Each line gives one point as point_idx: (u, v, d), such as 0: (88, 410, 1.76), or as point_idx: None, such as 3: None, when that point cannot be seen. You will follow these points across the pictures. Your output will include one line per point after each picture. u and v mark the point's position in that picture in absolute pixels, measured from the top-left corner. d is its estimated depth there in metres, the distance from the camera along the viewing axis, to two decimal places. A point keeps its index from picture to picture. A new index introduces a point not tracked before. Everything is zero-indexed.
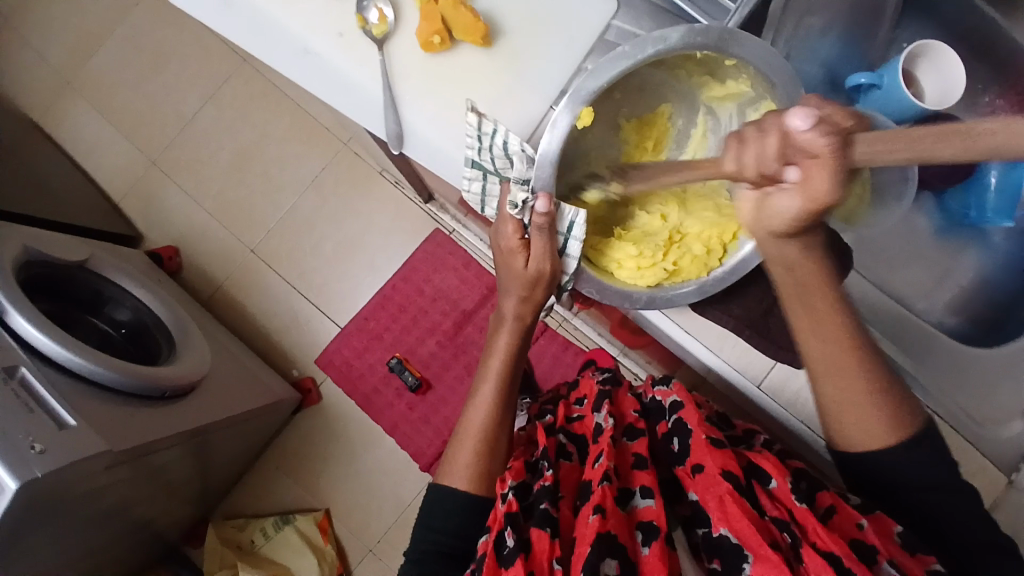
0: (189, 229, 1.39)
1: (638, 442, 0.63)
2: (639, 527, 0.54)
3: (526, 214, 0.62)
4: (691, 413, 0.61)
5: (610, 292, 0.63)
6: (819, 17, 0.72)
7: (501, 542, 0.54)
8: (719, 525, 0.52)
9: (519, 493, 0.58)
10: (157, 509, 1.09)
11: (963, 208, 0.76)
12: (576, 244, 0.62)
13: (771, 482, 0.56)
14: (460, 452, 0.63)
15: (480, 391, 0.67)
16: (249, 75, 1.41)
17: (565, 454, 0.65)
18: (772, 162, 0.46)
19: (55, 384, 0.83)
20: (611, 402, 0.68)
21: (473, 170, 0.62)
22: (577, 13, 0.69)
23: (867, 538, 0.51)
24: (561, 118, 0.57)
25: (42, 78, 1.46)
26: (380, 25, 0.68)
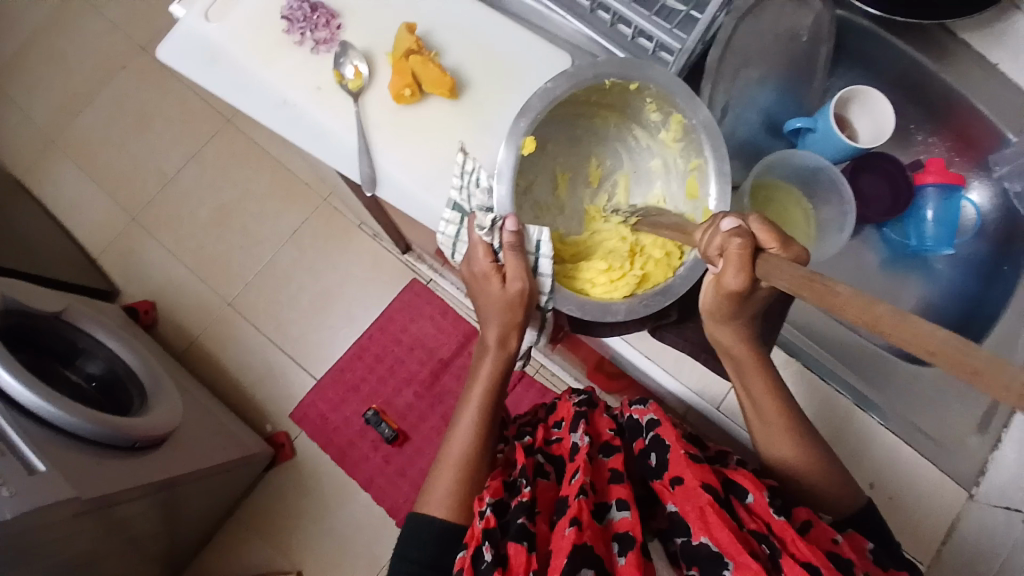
0: (166, 283, 1.41)
1: (614, 459, 0.65)
2: (615, 539, 0.56)
3: (495, 236, 0.65)
4: (668, 429, 0.64)
5: (589, 306, 0.65)
6: (755, 69, 0.76)
7: (479, 557, 0.55)
8: (699, 534, 0.54)
9: (497, 508, 0.59)
10: (124, 568, 1.06)
11: (904, 239, 0.84)
12: (547, 261, 0.65)
13: (748, 496, 0.57)
14: (438, 484, 0.63)
15: (458, 420, 0.68)
16: (231, 135, 1.46)
17: (544, 473, 0.67)
18: None
19: (27, 430, 0.82)
20: (588, 422, 0.71)
21: (453, 212, 0.68)
22: (537, 68, 0.74)
23: (842, 551, 0.54)
24: (506, 149, 0.63)
25: (25, 138, 1.50)
26: (355, 80, 0.73)
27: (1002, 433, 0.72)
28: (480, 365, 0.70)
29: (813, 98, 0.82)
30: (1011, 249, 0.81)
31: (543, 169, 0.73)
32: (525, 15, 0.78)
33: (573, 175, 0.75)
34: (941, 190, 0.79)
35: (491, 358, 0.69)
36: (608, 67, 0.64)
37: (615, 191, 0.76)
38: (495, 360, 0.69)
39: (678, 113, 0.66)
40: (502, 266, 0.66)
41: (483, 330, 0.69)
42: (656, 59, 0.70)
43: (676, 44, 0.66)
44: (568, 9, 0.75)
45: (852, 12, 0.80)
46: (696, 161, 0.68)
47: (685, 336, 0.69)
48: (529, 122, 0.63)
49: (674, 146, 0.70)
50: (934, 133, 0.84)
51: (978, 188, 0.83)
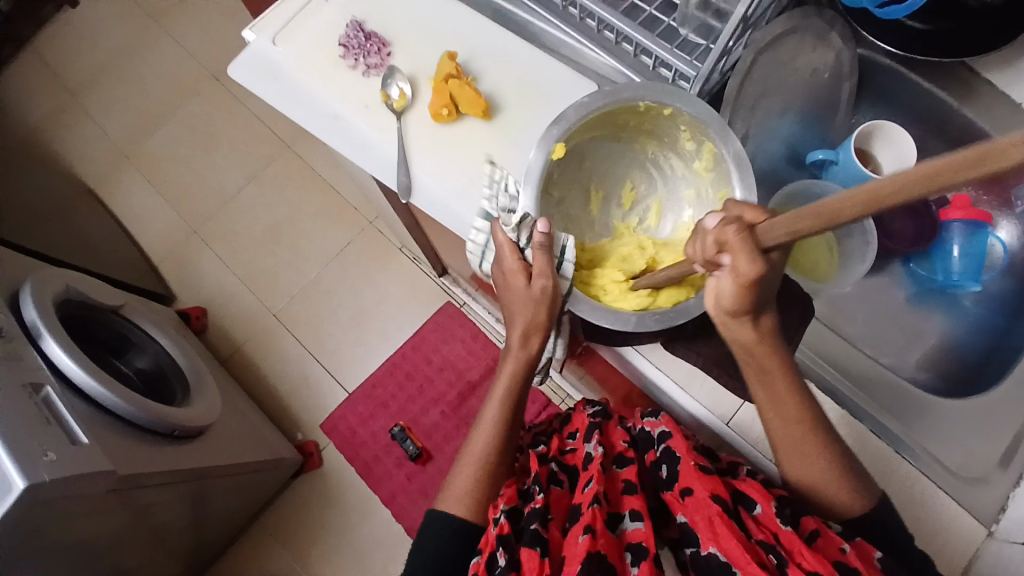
0: (217, 292, 1.50)
1: (627, 469, 0.65)
2: (629, 549, 0.57)
3: (521, 234, 0.67)
4: (679, 442, 0.64)
5: (599, 311, 0.66)
6: (776, 101, 0.80)
7: (494, 562, 0.57)
8: (708, 545, 0.55)
9: (512, 514, 0.61)
10: (148, 556, 1.10)
11: (931, 274, 0.84)
12: (569, 265, 0.68)
13: (756, 507, 0.58)
14: (460, 479, 0.66)
15: (483, 417, 0.70)
16: (290, 159, 1.57)
17: (557, 481, 0.68)
18: (710, 251, 0.54)
19: (75, 407, 0.89)
20: (601, 433, 0.72)
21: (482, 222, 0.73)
22: (567, 95, 0.80)
23: (850, 560, 0.53)
24: (536, 156, 0.67)
25: (106, 154, 1.64)
26: (400, 100, 0.80)
27: None
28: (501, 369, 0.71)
29: (837, 133, 0.86)
30: None
31: (578, 187, 0.76)
32: (558, 48, 0.84)
33: (606, 196, 0.78)
34: (967, 226, 0.79)
35: (515, 358, 0.70)
36: (648, 92, 0.68)
37: (647, 216, 0.79)
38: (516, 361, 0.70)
39: (711, 142, 0.69)
40: (528, 265, 0.68)
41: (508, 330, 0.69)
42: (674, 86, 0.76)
43: (692, 73, 0.71)
44: (597, 44, 0.81)
45: (872, 50, 0.84)
46: (724, 191, 0.70)
47: (698, 351, 0.70)
48: (560, 131, 0.67)
49: (707, 175, 0.72)
50: None
51: (1006, 227, 0.82)
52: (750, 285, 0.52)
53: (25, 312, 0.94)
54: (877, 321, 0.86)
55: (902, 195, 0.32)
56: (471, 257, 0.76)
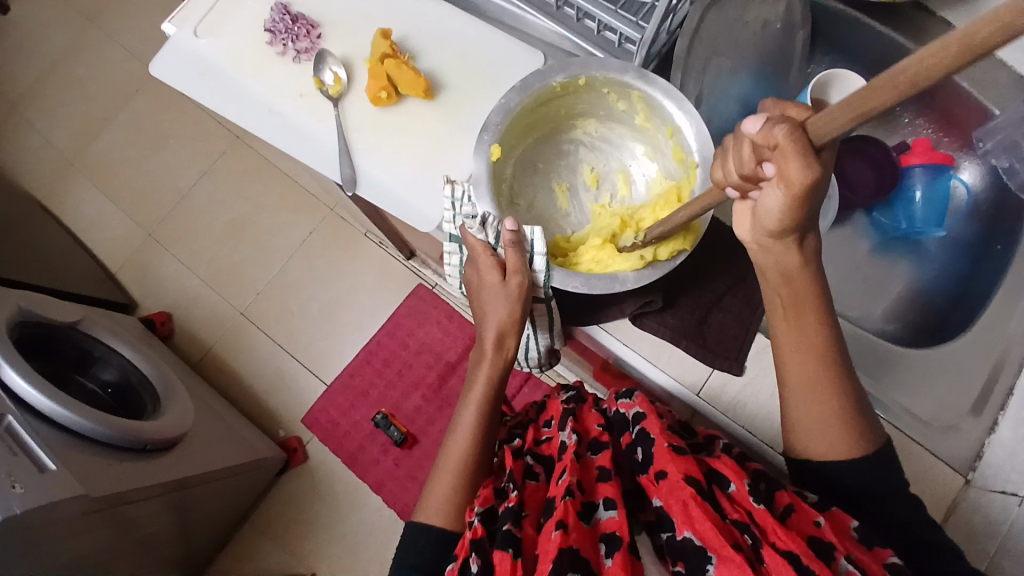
0: (182, 295, 1.46)
1: (602, 456, 0.64)
2: (603, 539, 0.55)
3: (491, 233, 0.65)
4: (653, 422, 0.63)
5: (595, 279, 0.62)
6: (727, 58, 0.78)
7: (466, 569, 0.56)
8: (683, 528, 0.53)
9: (486, 517, 0.60)
10: (138, 569, 1.09)
11: (893, 222, 0.82)
12: (541, 257, 0.65)
13: (731, 486, 0.56)
14: (438, 486, 0.65)
15: (460, 419, 0.68)
16: (243, 151, 1.52)
17: (532, 475, 0.66)
18: (747, 163, 0.47)
19: (40, 433, 0.86)
20: (576, 419, 0.70)
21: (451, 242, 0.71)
22: (513, 69, 0.76)
23: (823, 535, 0.52)
24: (477, 162, 0.65)
25: (50, 162, 1.58)
26: (335, 86, 0.76)
27: (998, 416, 0.69)
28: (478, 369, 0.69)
29: (794, 85, 0.80)
30: (1001, 229, 0.78)
31: (534, 189, 0.74)
32: (500, 18, 0.80)
33: (571, 186, 0.75)
34: (928, 169, 0.79)
35: (489, 362, 0.68)
36: (553, 72, 0.65)
37: (617, 189, 0.75)
38: (492, 364, 0.68)
39: (637, 90, 0.66)
40: (501, 262, 0.66)
41: (482, 332, 0.68)
42: (622, 51, 0.72)
43: (638, 36, 0.68)
44: (539, 9, 0.77)
45: None
46: (671, 130, 0.67)
47: (665, 322, 0.68)
48: (490, 134, 0.65)
49: (651, 125, 0.69)
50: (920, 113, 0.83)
51: (968, 167, 0.82)
52: (805, 193, 0.45)
53: None
54: (843, 276, 0.84)
55: (990, 37, 0.28)
56: (449, 276, 0.73)
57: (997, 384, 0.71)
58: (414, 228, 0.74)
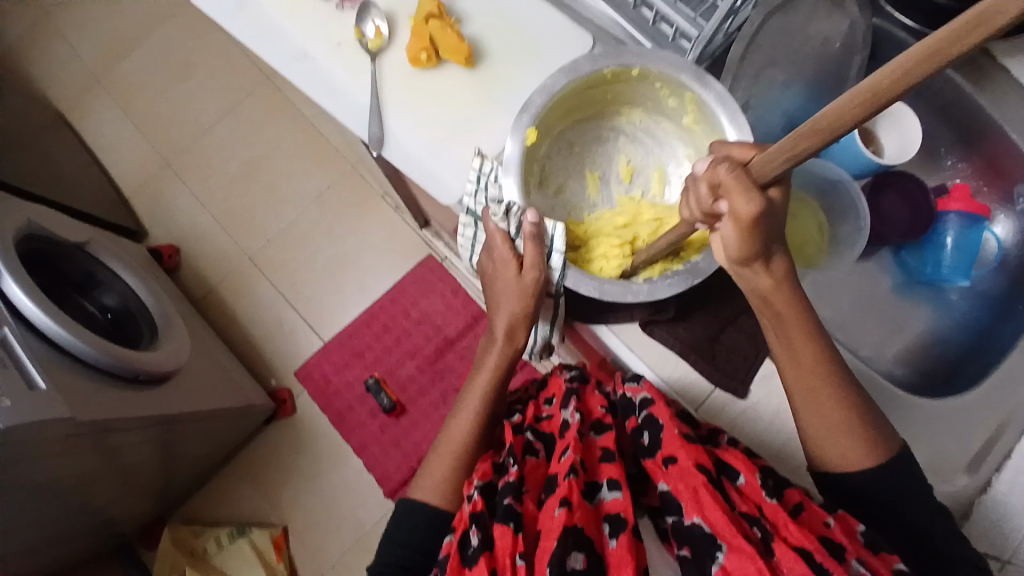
0: (192, 231, 1.45)
1: (605, 437, 0.62)
2: (607, 520, 0.53)
3: (511, 224, 0.64)
4: (662, 409, 0.60)
5: (609, 287, 0.61)
6: (779, 70, 0.75)
7: (466, 542, 0.55)
8: (692, 514, 0.52)
9: (485, 492, 0.59)
10: (116, 495, 1.09)
11: (920, 265, 0.79)
12: (560, 255, 0.64)
13: (739, 477, 0.56)
14: (435, 468, 0.66)
15: (463, 405, 0.69)
16: (270, 94, 1.49)
17: (532, 451, 0.65)
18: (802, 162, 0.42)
19: (34, 349, 0.86)
20: (579, 399, 0.68)
21: (467, 215, 0.69)
22: (559, 46, 0.74)
23: (834, 536, 0.51)
24: (510, 144, 0.63)
25: (77, 78, 1.56)
26: (375, 40, 0.73)
27: (994, 475, 0.68)
28: (486, 359, 0.70)
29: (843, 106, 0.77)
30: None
31: (566, 174, 0.72)
32: None
33: (603, 175, 0.73)
34: (964, 218, 0.75)
35: (499, 349, 0.69)
36: (606, 58, 0.63)
37: (650, 185, 0.72)
38: (501, 354, 0.69)
39: (691, 92, 0.63)
40: (520, 255, 0.65)
41: (495, 320, 0.68)
42: (674, 46, 0.71)
43: (694, 32, 0.66)
44: None
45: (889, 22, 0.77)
46: (718, 139, 0.64)
47: (676, 334, 0.67)
48: (529, 118, 0.63)
49: (698, 129, 0.67)
50: (966, 158, 0.80)
51: (1003, 221, 0.78)
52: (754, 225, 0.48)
53: None
54: (860, 309, 0.81)
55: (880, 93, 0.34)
56: (460, 248, 0.72)
57: (996, 446, 0.69)
58: (438, 200, 0.73)
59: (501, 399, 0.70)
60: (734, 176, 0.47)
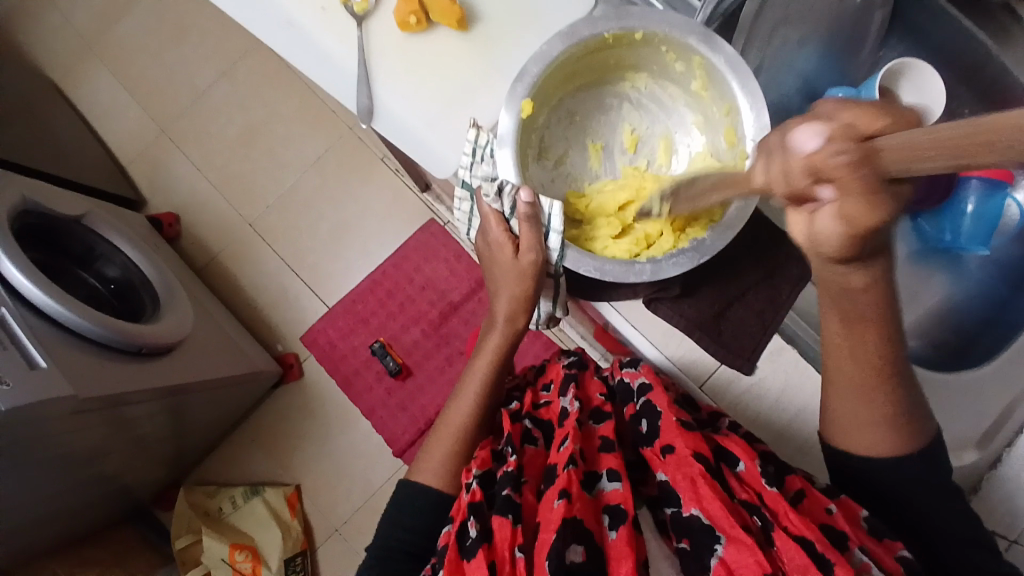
0: (191, 197, 1.43)
1: (604, 426, 0.62)
2: (606, 511, 0.53)
3: (503, 203, 0.61)
4: (660, 395, 0.60)
5: (610, 267, 0.58)
6: (795, 30, 0.71)
7: (464, 534, 0.55)
8: (690, 505, 0.51)
9: (484, 481, 0.59)
10: (130, 463, 1.12)
11: (937, 233, 0.75)
12: (557, 235, 0.61)
13: (739, 465, 0.55)
14: (435, 451, 0.66)
15: (464, 388, 0.69)
16: (263, 54, 1.44)
17: (530, 439, 0.65)
18: (800, 180, 0.39)
19: (34, 328, 0.86)
20: (577, 385, 0.68)
21: (462, 190, 0.66)
22: (559, 7, 0.69)
23: (836, 523, 0.50)
24: (504, 117, 0.59)
25: (65, 39, 1.51)
26: (361, 2, 0.69)
27: (1003, 452, 0.68)
28: (488, 341, 0.70)
29: (860, 69, 0.74)
30: None
31: (567, 145, 0.69)
32: None
33: (606, 145, 0.69)
34: (985, 183, 0.70)
35: (500, 332, 0.69)
36: (606, 21, 0.59)
37: (655, 156, 0.69)
38: (501, 336, 0.69)
39: (698, 56, 0.59)
40: (515, 236, 0.63)
41: (495, 300, 0.68)
42: (683, 3, 0.67)
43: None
44: None
45: None
46: (727, 106, 0.60)
47: (680, 311, 0.64)
48: (524, 89, 0.59)
49: (706, 95, 0.63)
50: None
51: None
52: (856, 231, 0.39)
53: None
54: None
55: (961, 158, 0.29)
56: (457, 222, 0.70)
57: (1005, 424, 0.69)
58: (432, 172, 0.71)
59: (499, 383, 0.70)
60: (854, 177, 0.35)
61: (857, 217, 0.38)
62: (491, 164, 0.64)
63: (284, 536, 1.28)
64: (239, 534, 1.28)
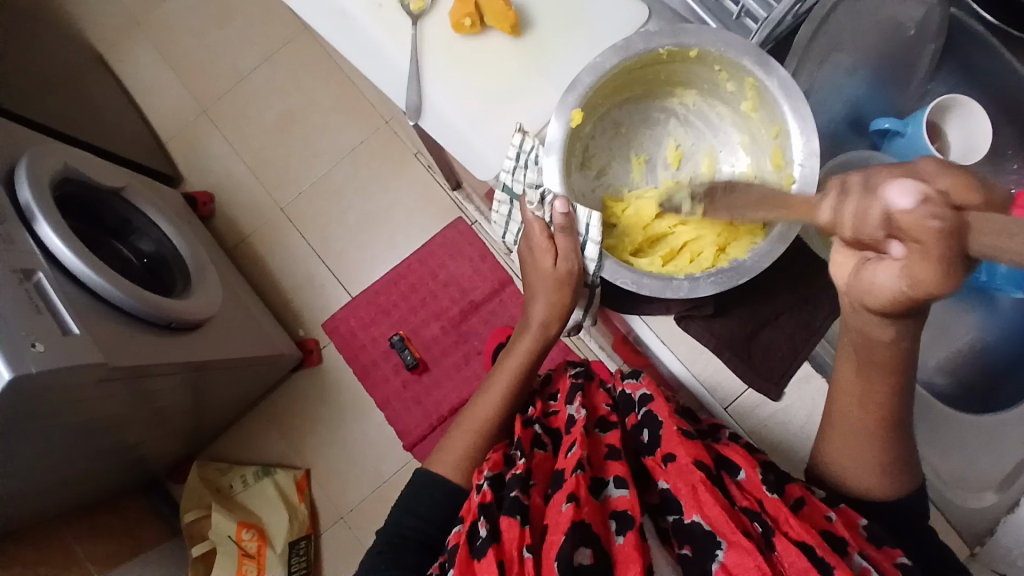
0: (226, 178, 1.45)
1: (610, 434, 0.62)
2: (613, 517, 0.53)
3: (547, 212, 0.63)
4: (661, 405, 0.60)
5: (647, 281, 0.59)
6: (848, 56, 0.69)
7: (475, 534, 0.55)
8: (691, 511, 0.51)
9: (494, 484, 0.59)
10: (147, 435, 1.14)
11: (974, 270, 0.74)
12: (594, 246, 0.62)
13: (739, 474, 0.55)
14: (457, 441, 0.68)
15: (491, 386, 0.71)
16: (307, 42, 1.46)
17: (541, 444, 0.65)
18: (873, 231, 0.42)
19: (68, 295, 0.88)
20: (584, 395, 0.68)
21: (502, 193, 0.66)
22: (613, 18, 0.70)
23: (836, 530, 0.51)
24: (554, 124, 0.60)
25: (114, 14, 1.54)
26: (417, 2, 0.70)
27: None
28: (517, 346, 0.71)
29: (908, 101, 0.74)
30: None
31: (612, 156, 0.69)
32: None
33: (649, 159, 0.69)
34: None
35: (531, 338, 0.70)
36: (662, 37, 0.59)
37: (698, 173, 0.68)
38: (535, 341, 0.71)
39: (752, 78, 0.59)
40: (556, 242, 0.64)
41: (531, 305, 0.70)
42: (738, 24, 0.67)
43: (763, 14, 0.63)
44: None
45: (964, 11, 0.72)
46: (777, 128, 0.60)
47: (711, 329, 0.64)
48: (576, 98, 0.60)
49: (756, 117, 0.63)
50: None
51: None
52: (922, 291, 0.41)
53: (19, 192, 0.91)
54: None
55: None
56: (494, 225, 0.71)
57: None
58: (476, 175, 0.71)
59: (527, 385, 0.71)
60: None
61: (924, 277, 0.39)
62: (536, 170, 0.64)
63: (292, 519, 1.29)
64: (248, 514, 1.29)
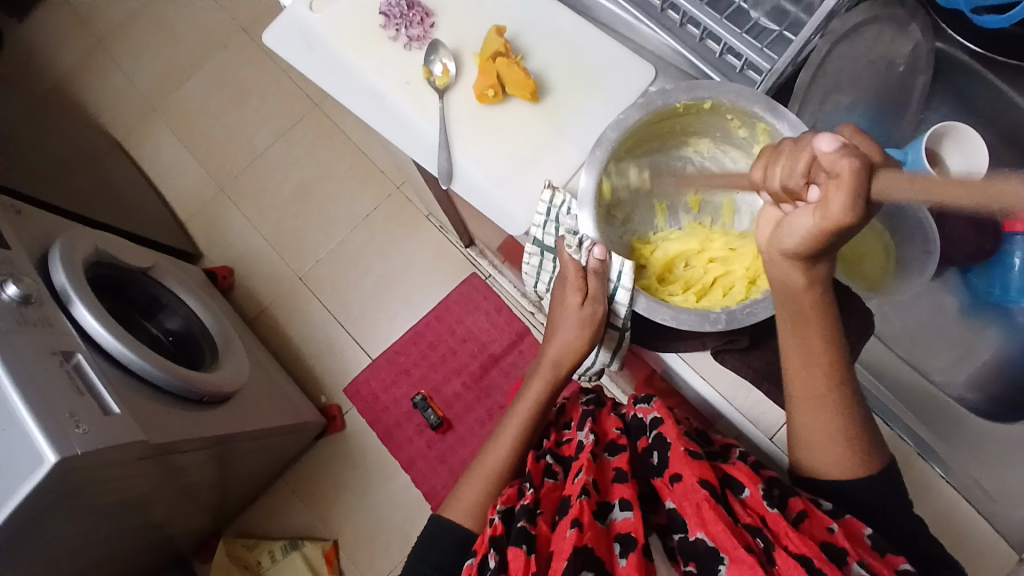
0: (245, 252, 1.49)
1: (619, 458, 0.63)
2: (618, 539, 0.55)
3: (583, 255, 0.65)
4: (671, 427, 0.61)
5: (686, 317, 0.60)
6: (847, 94, 0.74)
7: (484, 565, 0.57)
8: (696, 529, 0.53)
9: (505, 516, 0.61)
10: (175, 513, 1.13)
11: (987, 287, 0.79)
12: (625, 291, 0.64)
13: (744, 491, 0.56)
14: (469, 489, 0.68)
15: (501, 432, 0.72)
16: (319, 118, 1.53)
17: (551, 474, 0.66)
18: (797, 177, 0.48)
19: (105, 374, 0.89)
20: (595, 420, 0.69)
21: (534, 245, 0.70)
22: (621, 78, 0.75)
23: (837, 541, 0.52)
24: (585, 177, 0.64)
25: (134, 103, 1.62)
26: (443, 78, 0.76)
27: None
28: (530, 385, 0.73)
29: (904, 130, 0.78)
30: None
31: (638, 204, 0.72)
32: (611, 24, 0.78)
33: (671, 205, 0.73)
34: None
35: (544, 376, 0.73)
36: (678, 92, 0.64)
37: (719, 215, 0.73)
38: (546, 379, 0.73)
39: (764, 122, 0.64)
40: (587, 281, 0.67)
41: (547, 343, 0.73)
42: (743, 76, 0.70)
43: (766, 66, 0.66)
44: (658, 22, 0.74)
45: (950, 45, 0.78)
46: None
47: (748, 362, 0.67)
48: (604, 151, 0.64)
49: None
50: None
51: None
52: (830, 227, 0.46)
53: (55, 277, 0.93)
54: (929, 333, 0.82)
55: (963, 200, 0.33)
56: (526, 275, 0.74)
57: None
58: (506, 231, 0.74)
59: (539, 424, 0.73)
60: (854, 181, 0.41)
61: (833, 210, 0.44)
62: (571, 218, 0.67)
63: None
64: None
